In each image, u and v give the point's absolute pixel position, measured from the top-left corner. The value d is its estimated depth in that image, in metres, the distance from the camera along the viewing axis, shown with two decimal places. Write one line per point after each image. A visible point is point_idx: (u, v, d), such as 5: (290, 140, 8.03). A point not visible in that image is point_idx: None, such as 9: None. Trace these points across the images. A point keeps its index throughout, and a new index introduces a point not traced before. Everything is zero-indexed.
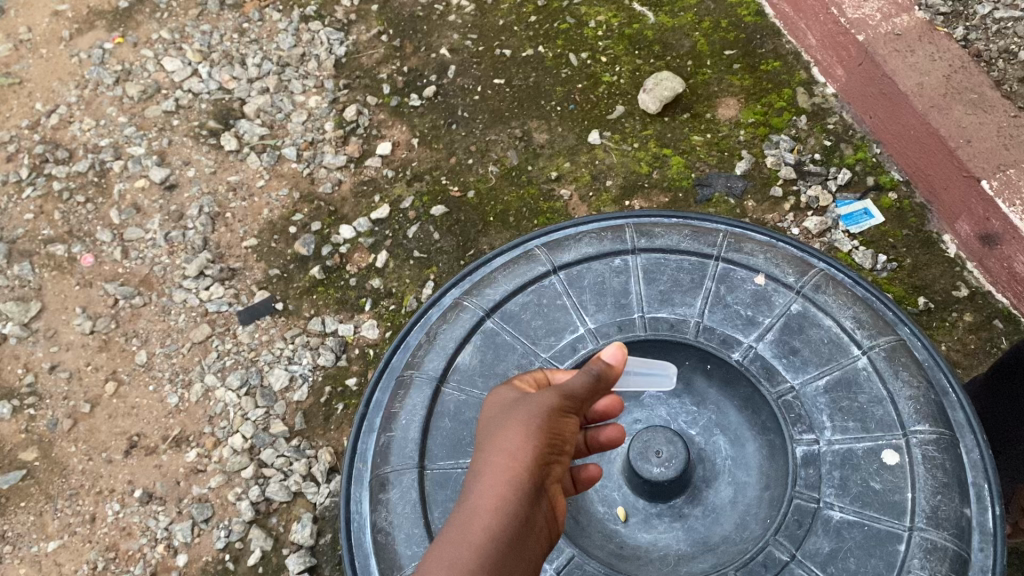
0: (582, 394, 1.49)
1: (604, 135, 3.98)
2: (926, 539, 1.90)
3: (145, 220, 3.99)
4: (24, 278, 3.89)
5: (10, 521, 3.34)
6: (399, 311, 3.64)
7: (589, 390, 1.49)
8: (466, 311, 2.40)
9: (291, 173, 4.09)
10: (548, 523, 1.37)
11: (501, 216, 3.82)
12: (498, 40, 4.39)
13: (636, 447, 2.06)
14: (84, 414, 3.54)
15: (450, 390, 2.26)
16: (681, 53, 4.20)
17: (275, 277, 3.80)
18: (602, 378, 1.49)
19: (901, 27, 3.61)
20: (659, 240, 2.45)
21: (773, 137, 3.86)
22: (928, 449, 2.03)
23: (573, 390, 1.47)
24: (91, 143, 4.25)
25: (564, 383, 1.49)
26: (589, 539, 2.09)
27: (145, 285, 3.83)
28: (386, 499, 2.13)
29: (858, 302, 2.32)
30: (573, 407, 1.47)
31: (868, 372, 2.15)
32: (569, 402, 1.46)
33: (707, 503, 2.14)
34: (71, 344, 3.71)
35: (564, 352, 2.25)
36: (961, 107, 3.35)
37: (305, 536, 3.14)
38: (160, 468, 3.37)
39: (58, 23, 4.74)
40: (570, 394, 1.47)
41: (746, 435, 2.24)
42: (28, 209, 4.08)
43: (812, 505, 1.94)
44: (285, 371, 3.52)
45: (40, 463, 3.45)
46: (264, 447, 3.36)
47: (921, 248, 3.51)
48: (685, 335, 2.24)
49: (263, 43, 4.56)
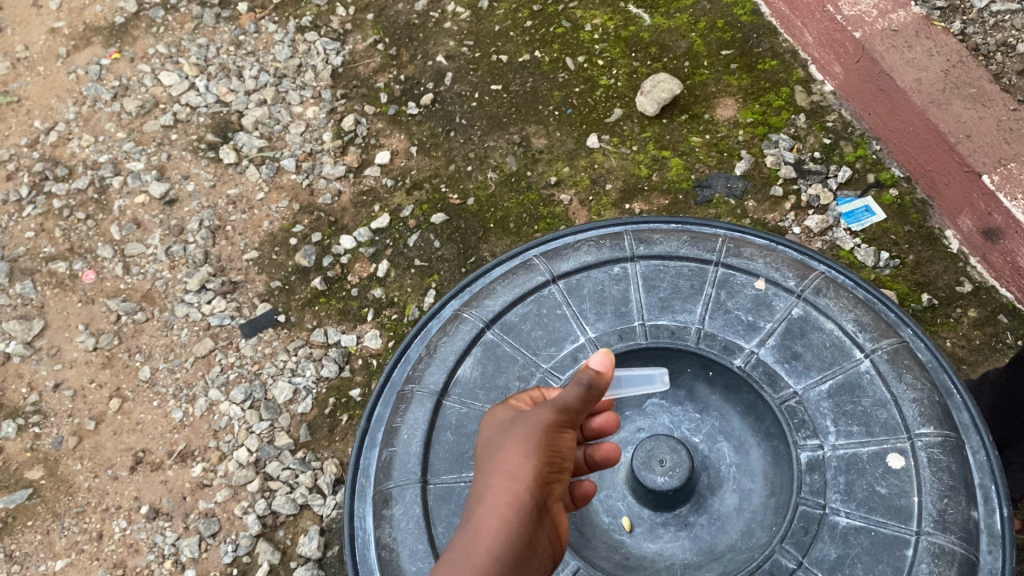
0: (577, 408, 1.48)
1: (603, 138, 3.97)
2: (933, 543, 1.89)
3: (145, 236, 4.00)
4: (26, 296, 3.90)
5: (17, 541, 3.34)
6: (402, 320, 3.63)
7: (582, 400, 1.48)
8: (466, 323, 2.39)
9: (291, 185, 4.09)
10: (551, 543, 1.36)
11: (501, 222, 3.81)
12: (495, 46, 4.38)
13: (639, 458, 2.05)
14: (89, 432, 3.54)
15: (452, 403, 2.25)
16: (677, 54, 4.19)
17: (276, 289, 3.80)
18: (594, 387, 1.49)
19: (897, 23, 3.59)
20: (658, 247, 2.44)
21: (772, 137, 3.85)
22: (934, 452, 2.01)
23: (568, 402, 1.47)
24: (91, 159, 4.25)
25: (558, 397, 1.48)
26: (595, 550, 2.08)
27: (146, 301, 3.83)
28: (389, 515, 2.12)
29: (859, 305, 2.31)
30: (569, 421, 1.46)
31: (871, 375, 2.14)
32: (565, 415, 1.45)
33: (713, 511, 2.13)
34: (74, 361, 3.72)
35: (565, 362, 2.24)
36: (960, 102, 3.34)
37: (312, 548, 3.13)
38: (166, 484, 3.37)
39: (55, 40, 4.75)
40: (565, 407, 1.46)
41: (751, 441, 2.22)
42: (28, 227, 4.09)
43: (818, 512, 1.93)
44: (289, 383, 3.51)
45: (46, 481, 3.45)
46: (269, 460, 3.35)
47: (923, 244, 3.50)
48: (686, 342, 2.23)
49: (259, 55, 4.57)
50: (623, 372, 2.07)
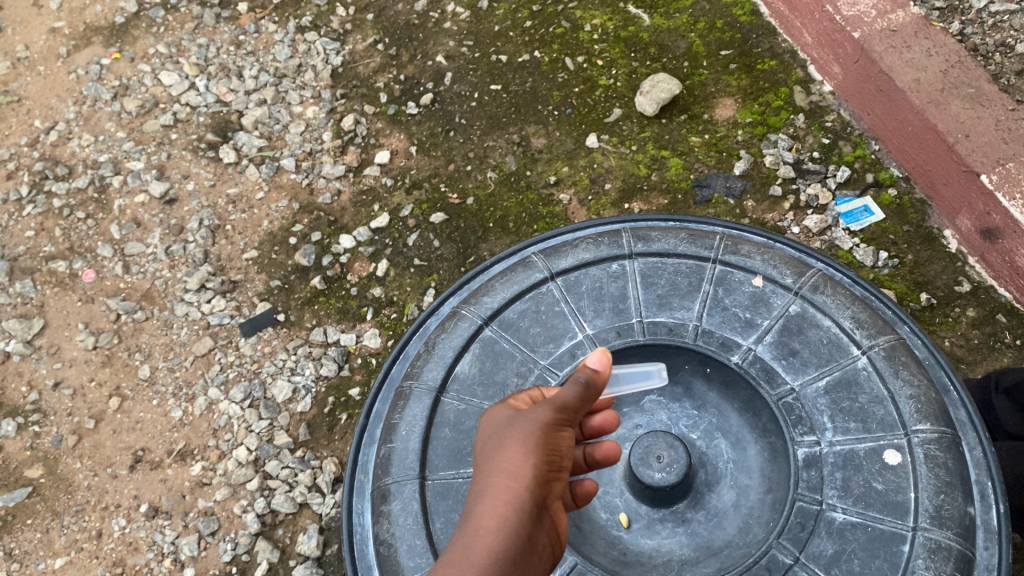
0: (575, 406, 1.49)
1: (602, 138, 3.98)
2: (930, 539, 1.89)
3: (145, 235, 4.01)
4: (26, 295, 3.90)
5: (16, 539, 3.34)
6: (401, 319, 3.64)
7: (581, 398, 1.48)
8: (465, 320, 2.40)
9: (291, 184, 4.09)
10: (551, 542, 1.37)
11: (500, 222, 3.82)
12: (494, 46, 4.39)
13: (637, 454, 2.06)
14: (89, 430, 3.55)
15: (450, 400, 2.26)
16: (676, 54, 4.20)
17: (276, 288, 3.80)
18: (592, 385, 1.48)
19: (896, 23, 3.60)
20: (656, 244, 2.45)
21: (771, 136, 3.85)
22: (931, 448, 2.02)
23: (567, 400, 1.47)
24: (91, 159, 4.26)
25: (556, 395, 1.49)
26: (592, 546, 2.08)
27: (146, 300, 3.83)
28: (388, 511, 2.13)
29: (856, 301, 2.32)
30: (567, 419, 1.47)
31: (868, 371, 2.15)
32: (563, 414, 1.46)
33: (710, 507, 2.13)
34: (74, 360, 3.72)
35: (563, 359, 2.24)
36: (959, 102, 3.35)
37: (312, 547, 3.13)
38: (165, 482, 3.37)
39: (55, 40, 4.76)
40: (563, 405, 1.46)
41: (748, 438, 2.23)
42: (28, 226, 4.09)
43: (814, 507, 1.93)
44: (288, 382, 3.52)
45: (45, 480, 3.45)
46: (269, 458, 3.36)
47: (921, 244, 3.50)
48: (684, 339, 2.23)
49: (259, 55, 4.58)
50: (622, 370, 2.07)
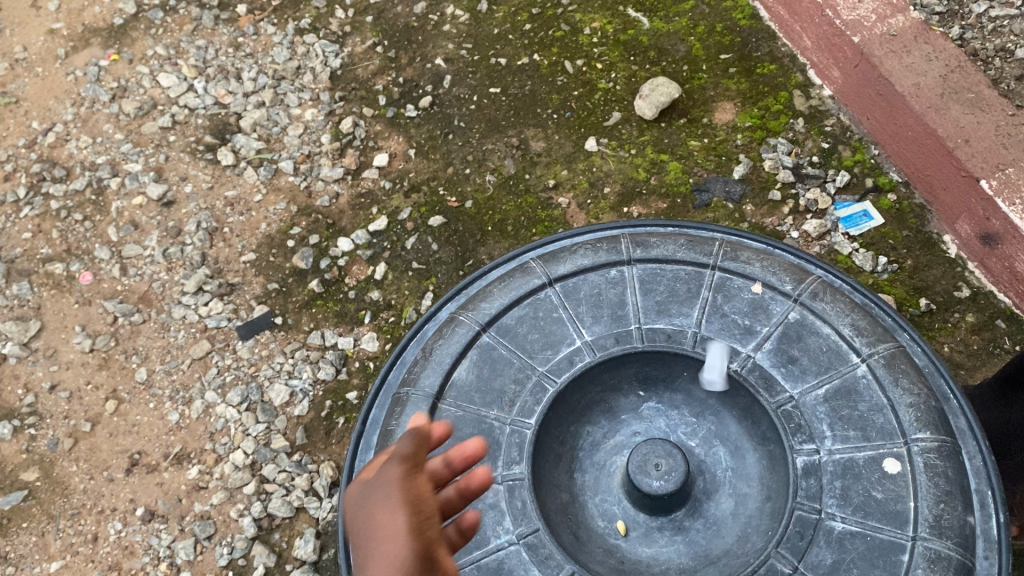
0: (415, 452, 1.61)
1: (601, 142, 3.98)
2: (930, 549, 1.88)
3: (143, 237, 3.99)
4: (23, 297, 3.89)
5: (12, 542, 3.32)
6: (399, 323, 3.63)
7: (416, 446, 1.62)
8: (462, 326, 2.39)
9: (289, 187, 4.08)
10: (455, 571, 1.38)
11: (499, 225, 3.81)
12: (493, 49, 4.38)
13: (635, 461, 2.05)
14: (85, 433, 3.53)
15: (447, 406, 2.24)
16: (676, 58, 4.19)
17: (274, 291, 3.79)
18: (422, 434, 1.65)
19: (896, 28, 3.60)
20: (655, 250, 2.44)
21: (770, 140, 3.85)
22: (930, 457, 2.01)
23: (406, 452, 1.59)
24: (89, 161, 4.25)
25: (395, 453, 1.61)
26: (590, 554, 2.06)
27: (143, 302, 3.82)
28: None
29: (856, 309, 2.31)
30: (415, 466, 1.58)
31: (867, 380, 2.14)
32: (409, 465, 1.57)
33: (708, 515, 2.12)
34: (70, 362, 3.71)
35: (561, 365, 2.23)
36: (959, 107, 3.35)
37: (308, 551, 3.12)
38: (162, 486, 3.36)
39: (53, 41, 4.75)
40: (405, 457, 1.58)
41: (747, 445, 2.22)
42: (26, 228, 4.08)
43: (813, 516, 1.92)
44: (286, 386, 3.51)
45: (41, 483, 3.44)
46: (266, 462, 3.34)
47: (921, 249, 3.49)
48: (683, 346, 2.22)
49: (258, 57, 4.57)
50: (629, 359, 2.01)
